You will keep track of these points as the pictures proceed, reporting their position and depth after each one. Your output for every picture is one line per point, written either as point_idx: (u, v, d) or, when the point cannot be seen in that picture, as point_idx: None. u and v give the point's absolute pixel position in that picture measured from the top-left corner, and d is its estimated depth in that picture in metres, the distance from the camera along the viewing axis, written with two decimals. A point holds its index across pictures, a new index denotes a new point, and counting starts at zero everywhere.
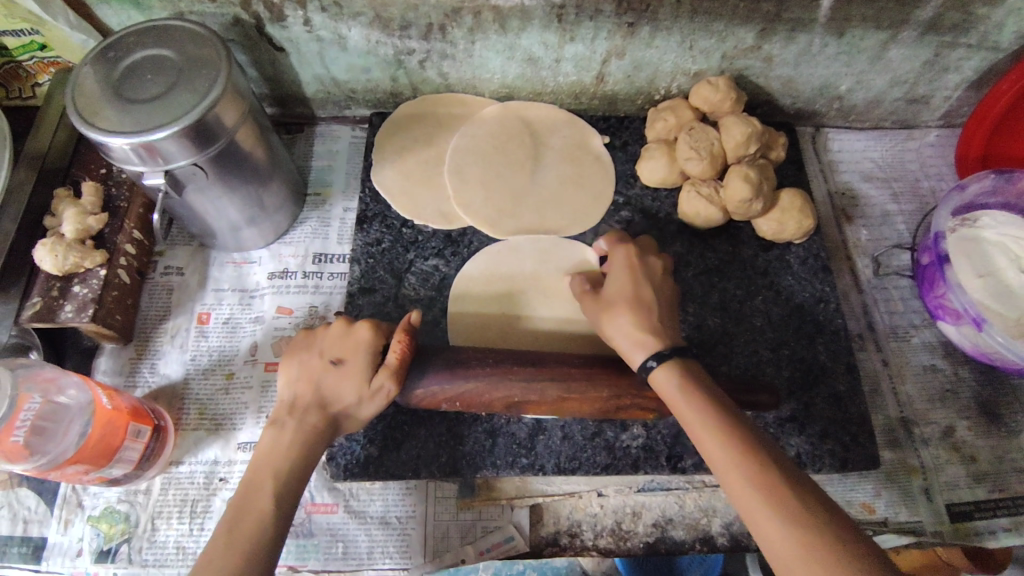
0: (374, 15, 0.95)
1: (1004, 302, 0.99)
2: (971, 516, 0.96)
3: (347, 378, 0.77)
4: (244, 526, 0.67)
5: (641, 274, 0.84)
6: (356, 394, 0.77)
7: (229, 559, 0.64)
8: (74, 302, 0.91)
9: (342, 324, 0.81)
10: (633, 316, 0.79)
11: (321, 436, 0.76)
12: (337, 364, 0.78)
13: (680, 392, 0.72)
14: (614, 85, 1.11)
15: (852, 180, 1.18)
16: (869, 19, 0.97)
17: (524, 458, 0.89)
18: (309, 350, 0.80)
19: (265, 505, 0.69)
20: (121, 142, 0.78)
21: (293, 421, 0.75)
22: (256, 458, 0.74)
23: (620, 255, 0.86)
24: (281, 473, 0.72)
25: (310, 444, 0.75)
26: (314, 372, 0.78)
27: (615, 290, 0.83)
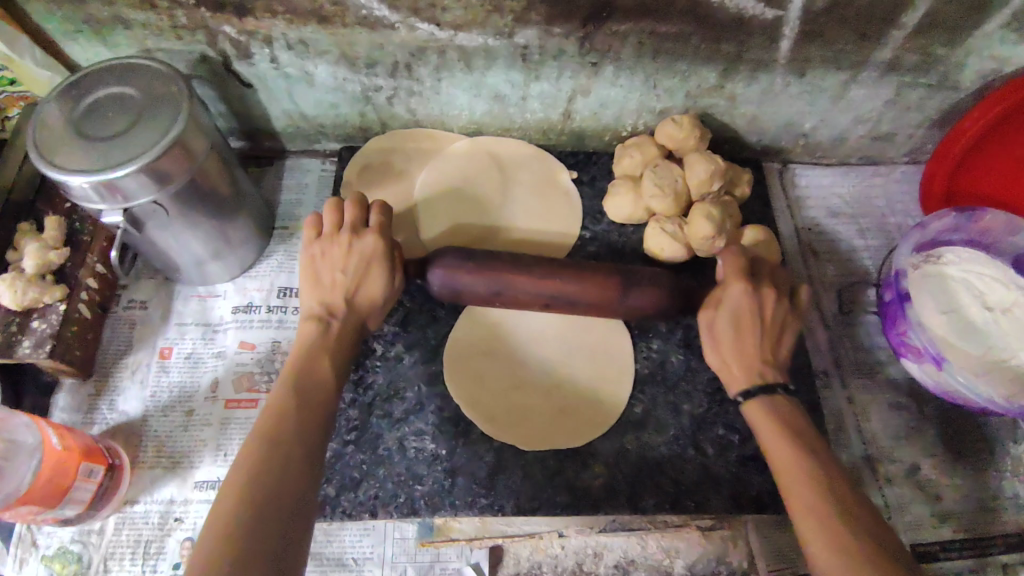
0: (341, 53, 0.96)
1: (968, 339, 0.99)
2: (936, 557, 0.96)
3: (374, 277, 0.84)
4: (315, 394, 0.75)
5: (754, 320, 0.84)
6: (384, 287, 0.84)
7: (306, 418, 0.72)
8: (32, 337, 0.90)
9: (349, 233, 0.85)
10: (749, 365, 0.82)
11: (357, 330, 0.83)
12: (361, 265, 0.83)
13: (767, 419, 0.78)
14: (581, 122, 1.12)
15: (819, 217, 1.19)
16: (828, 60, 1.00)
17: (483, 498, 0.88)
18: (332, 260, 0.83)
19: (329, 374, 0.77)
20: (80, 181, 0.78)
21: (335, 321, 0.81)
22: (303, 347, 0.79)
23: (740, 292, 0.85)
24: (335, 354, 0.80)
25: (352, 338, 0.82)
26: (342, 281, 0.82)
27: (729, 331, 0.84)
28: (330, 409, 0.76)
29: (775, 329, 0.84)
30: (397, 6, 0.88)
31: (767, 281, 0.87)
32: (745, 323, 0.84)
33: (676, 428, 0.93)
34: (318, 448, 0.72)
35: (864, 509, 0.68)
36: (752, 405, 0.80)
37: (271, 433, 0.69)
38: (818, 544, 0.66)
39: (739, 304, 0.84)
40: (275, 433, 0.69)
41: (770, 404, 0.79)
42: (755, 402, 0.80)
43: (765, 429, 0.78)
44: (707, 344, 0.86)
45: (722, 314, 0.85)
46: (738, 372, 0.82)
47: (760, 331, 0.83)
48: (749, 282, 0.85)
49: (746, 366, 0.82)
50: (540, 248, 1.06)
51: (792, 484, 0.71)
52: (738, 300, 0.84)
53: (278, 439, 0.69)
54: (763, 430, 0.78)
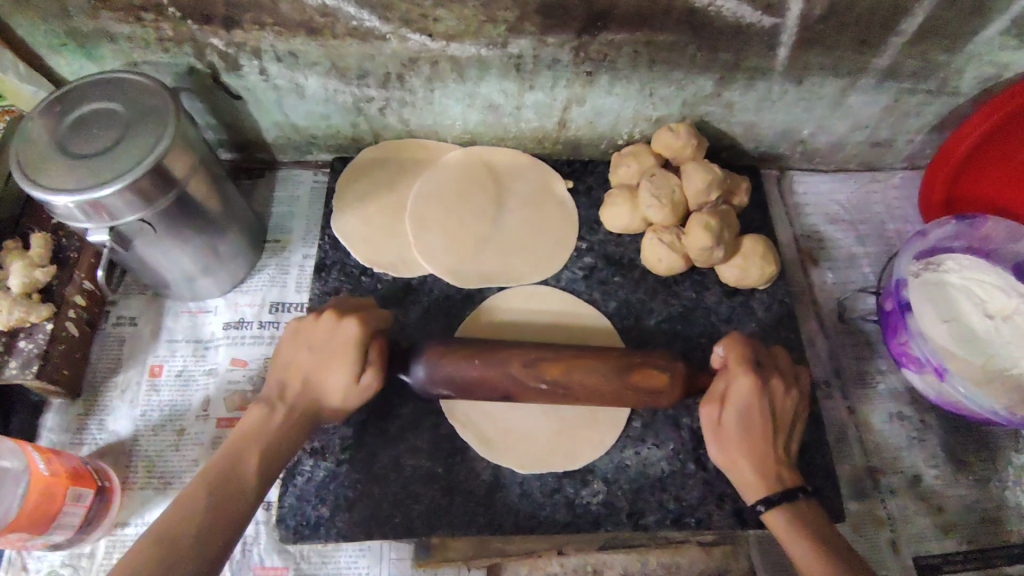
0: (331, 65, 0.94)
1: (970, 349, 0.98)
2: (939, 569, 0.95)
3: (337, 368, 0.79)
4: (227, 495, 0.70)
5: (761, 417, 0.80)
6: (344, 386, 0.79)
7: (206, 523, 0.67)
8: (19, 358, 0.88)
9: (331, 316, 0.81)
10: (759, 465, 0.79)
11: (305, 421, 0.79)
12: (325, 354, 0.80)
13: (795, 534, 0.75)
14: (577, 131, 1.11)
15: (818, 224, 1.18)
16: (827, 67, 0.98)
17: (481, 517, 0.86)
18: (299, 344, 0.81)
19: (249, 479, 0.72)
20: (65, 200, 0.76)
21: (283, 406, 0.78)
22: (241, 436, 0.76)
23: (746, 387, 0.80)
24: (268, 452, 0.75)
25: (298, 430, 0.78)
26: (304, 363, 0.80)
27: (735, 432, 0.80)
28: (241, 513, 0.70)
29: (782, 423, 0.81)
30: (387, 17, 0.87)
31: (772, 369, 0.83)
32: (752, 420, 0.80)
33: (676, 442, 0.92)
34: (208, 558, 0.66)
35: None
36: (773, 517, 0.77)
37: (165, 533, 0.65)
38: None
39: (745, 399, 0.80)
40: (168, 533, 0.65)
41: (792, 512, 0.77)
42: (776, 510, 0.77)
43: (797, 545, 0.75)
44: (713, 441, 0.82)
45: (729, 411, 0.81)
46: (751, 474, 0.79)
47: (767, 428, 0.80)
48: (755, 377, 0.80)
49: (758, 464, 0.79)
50: (537, 260, 1.04)
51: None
52: (745, 396, 0.80)
53: (172, 538, 0.65)
54: (793, 545, 0.75)
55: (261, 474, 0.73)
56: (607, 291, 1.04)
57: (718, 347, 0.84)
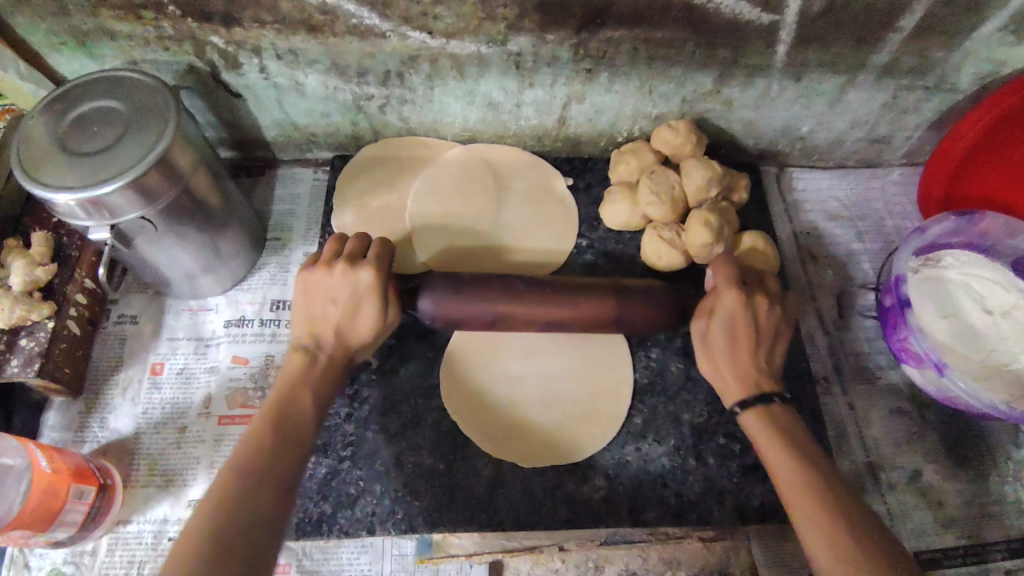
0: (331, 62, 0.95)
1: (968, 344, 0.99)
2: (939, 564, 0.95)
3: (363, 315, 0.81)
4: (288, 431, 0.72)
5: (747, 329, 0.82)
6: (375, 323, 0.81)
7: (277, 452, 0.69)
8: (20, 356, 0.88)
9: (343, 264, 0.81)
10: (742, 370, 0.82)
11: (340, 365, 0.81)
12: (349, 299, 0.81)
13: (765, 433, 0.77)
14: (576, 128, 1.11)
15: (817, 221, 1.18)
16: (825, 64, 0.98)
17: (483, 513, 0.87)
18: (322, 294, 0.82)
19: (306, 411, 0.75)
20: (66, 197, 0.77)
21: (321, 357, 0.80)
22: (285, 380, 0.77)
23: (733, 301, 0.83)
24: (317, 389, 0.77)
25: (335, 375, 0.80)
26: (331, 316, 0.81)
27: (721, 342, 0.83)
28: (304, 447, 0.72)
29: (766, 335, 0.84)
30: (387, 15, 0.87)
31: (758, 287, 0.85)
32: (737, 332, 0.82)
33: (676, 438, 0.92)
34: (286, 482, 0.68)
35: (853, 500, 0.68)
36: (748, 416, 0.79)
37: (236, 469, 0.67)
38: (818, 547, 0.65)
39: (733, 313, 0.83)
40: (242, 463, 0.67)
41: (766, 415, 0.79)
42: (751, 412, 0.79)
43: (763, 440, 0.76)
44: (705, 358, 0.84)
45: (716, 321, 0.83)
46: (736, 383, 0.81)
47: (753, 340, 0.82)
48: (740, 290, 0.83)
49: (740, 373, 0.82)
50: (537, 260, 1.05)
51: (792, 489, 0.71)
52: (732, 309, 0.83)
53: (242, 474, 0.66)
54: (760, 439, 0.77)
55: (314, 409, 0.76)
56: None
57: (709, 271, 0.88)
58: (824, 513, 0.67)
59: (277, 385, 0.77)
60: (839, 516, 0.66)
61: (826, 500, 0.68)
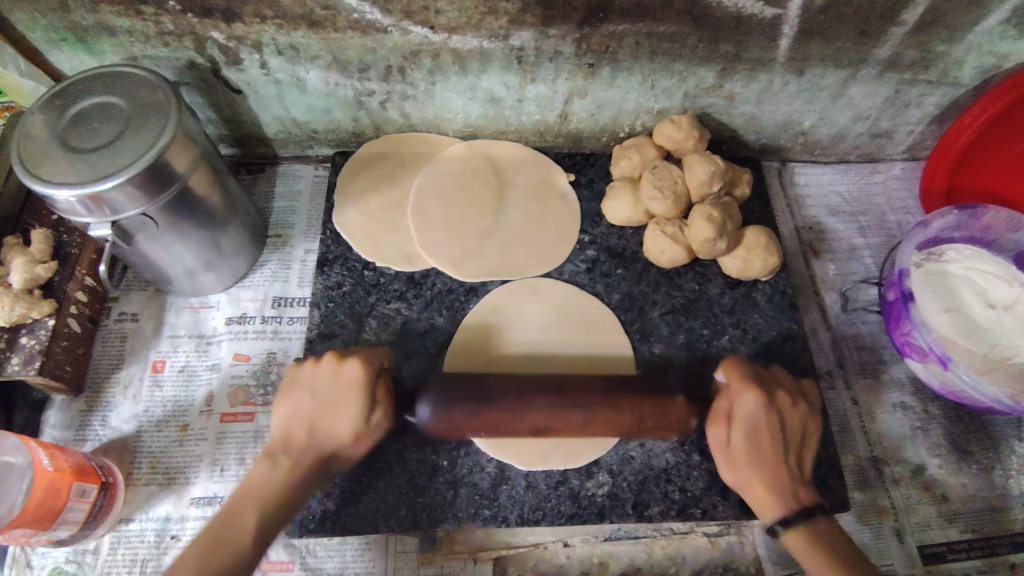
0: (332, 58, 0.94)
1: (972, 338, 0.98)
2: (943, 557, 0.95)
3: (341, 416, 0.76)
4: (220, 554, 0.68)
5: (767, 429, 0.78)
6: (352, 429, 0.76)
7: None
8: (21, 354, 0.88)
9: (331, 361, 0.78)
10: (767, 475, 0.77)
11: (313, 474, 0.75)
12: (328, 402, 0.76)
13: (812, 554, 0.73)
14: (578, 124, 1.11)
15: (819, 215, 1.18)
16: (828, 58, 0.98)
17: (487, 509, 0.86)
18: (300, 390, 0.77)
19: (248, 534, 0.70)
20: (66, 193, 0.76)
21: (289, 460, 0.74)
22: (241, 490, 0.73)
23: (750, 404, 0.79)
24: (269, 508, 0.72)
25: (299, 485, 0.74)
26: (307, 413, 0.76)
27: (744, 450, 0.78)
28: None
29: (793, 439, 0.79)
30: (389, 10, 0.86)
31: (775, 384, 0.82)
32: (761, 437, 0.78)
33: (680, 433, 0.92)
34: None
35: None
36: (790, 538, 0.75)
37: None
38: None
39: (753, 417, 0.78)
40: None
41: (809, 532, 0.74)
42: (795, 533, 0.75)
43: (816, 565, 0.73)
44: (732, 465, 0.79)
45: (737, 428, 0.79)
46: (765, 493, 0.77)
47: (776, 443, 0.78)
48: (758, 390, 0.79)
49: (773, 486, 0.77)
50: (540, 254, 1.04)
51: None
52: (754, 411, 0.78)
53: None
54: (808, 563, 0.74)
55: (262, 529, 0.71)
56: (610, 283, 1.04)
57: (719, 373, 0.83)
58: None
59: (232, 496, 0.73)
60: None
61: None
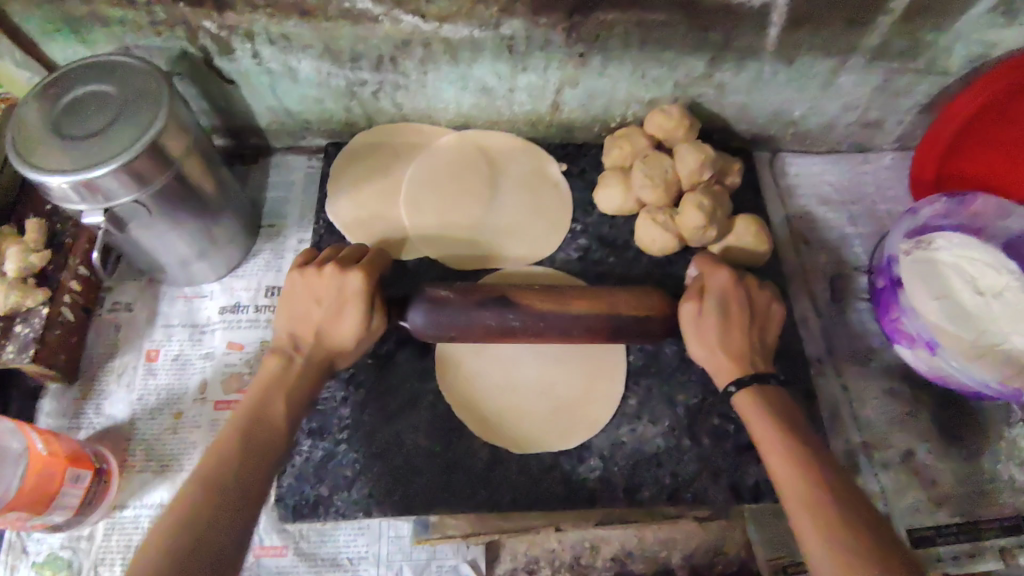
0: (323, 47, 0.95)
1: (961, 324, 0.99)
2: (932, 541, 0.96)
3: (344, 320, 0.83)
4: (260, 434, 0.74)
5: (737, 305, 0.84)
6: (356, 330, 0.83)
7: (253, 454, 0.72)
8: (15, 342, 0.88)
9: (332, 267, 0.84)
10: (736, 344, 0.82)
11: (321, 371, 0.82)
12: (331, 306, 0.83)
13: (759, 415, 0.78)
14: (570, 114, 1.11)
15: (810, 205, 1.19)
16: (817, 47, 0.99)
17: (479, 494, 0.87)
18: (303, 296, 0.84)
19: (282, 412, 0.77)
20: (59, 180, 0.77)
21: (300, 355, 0.82)
22: (262, 380, 0.79)
23: (722, 279, 0.85)
24: (293, 393, 0.79)
25: (313, 379, 0.81)
26: (313, 316, 0.83)
27: (716, 322, 0.83)
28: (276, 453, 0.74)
29: (757, 316, 0.85)
30: None
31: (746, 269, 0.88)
32: (730, 308, 0.83)
33: (671, 419, 0.93)
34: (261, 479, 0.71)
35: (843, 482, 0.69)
36: (742, 395, 0.80)
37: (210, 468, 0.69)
38: (803, 531, 0.67)
39: (726, 291, 0.84)
40: (215, 473, 0.69)
41: (760, 395, 0.79)
42: (748, 391, 0.80)
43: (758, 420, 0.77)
44: (699, 338, 0.84)
45: (709, 298, 0.84)
46: (727, 359, 0.82)
47: (745, 319, 0.84)
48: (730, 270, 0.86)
49: (733, 353, 0.82)
50: (532, 243, 1.05)
51: (784, 473, 0.71)
52: (723, 285, 0.85)
53: (201, 481, 0.68)
54: (753, 424, 0.78)
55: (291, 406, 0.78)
56: (602, 272, 1.05)
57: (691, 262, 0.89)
58: (811, 494, 0.68)
59: (254, 387, 0.79)
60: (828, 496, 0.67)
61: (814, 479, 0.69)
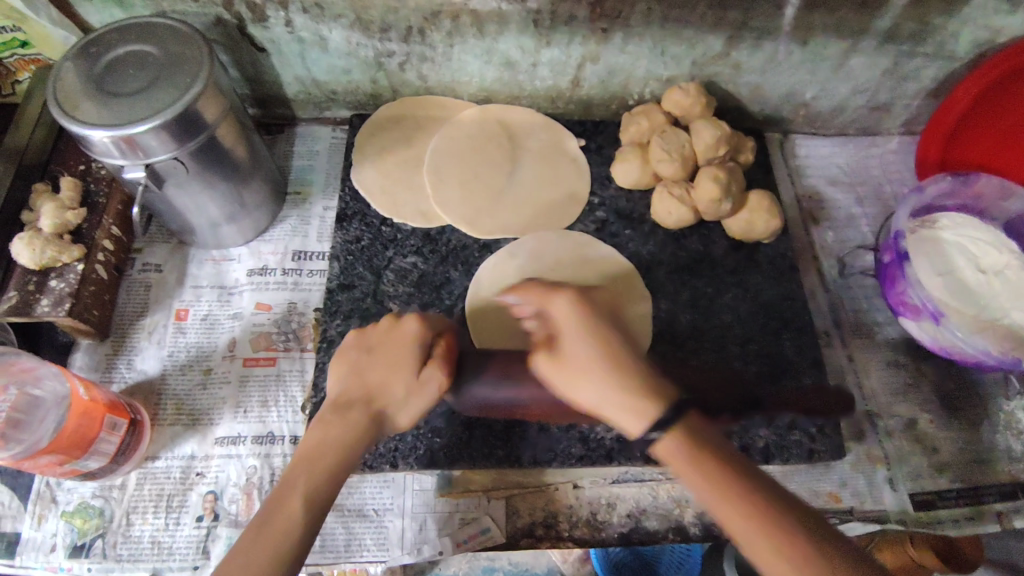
0: (355, 17, 0.97)
1: (964, 300, 1.03)
2: (933, 505, 0.99)
3: (397, 372, 0.76)
4: (278, 517, 0.64)
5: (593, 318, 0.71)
6: (409, 387, 0.76)
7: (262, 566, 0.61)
8: (51, 296, 0.90)
9: (388, 319, 0.81)
10: (612, 369, 0.67)
11: (368, 431, 0.72)
12: (385, 361, 0.76)
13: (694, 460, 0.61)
14: (589, 90, 1.15)
15: (819, 185, 1.22)
16: (831, 28, 1.02)
17: (501, 449, 0.90)
18: (357, 349, 0.78)
19: (300, 503, 0.65)
20: (102, 134, 0.79)
21: (347, 413, 0.73)
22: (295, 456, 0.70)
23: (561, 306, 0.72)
24: (318, 463, 0.68)
25: (354, 439, 0.71)
26: (360, 365, 0.76)
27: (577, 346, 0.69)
28: (294, 546, 0.63)
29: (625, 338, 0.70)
30: None
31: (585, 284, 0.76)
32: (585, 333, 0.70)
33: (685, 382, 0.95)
34: None
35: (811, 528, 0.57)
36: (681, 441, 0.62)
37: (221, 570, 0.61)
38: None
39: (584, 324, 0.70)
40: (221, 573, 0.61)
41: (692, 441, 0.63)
42: (673, 435, 0.63)
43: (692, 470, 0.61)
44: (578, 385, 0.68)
45: (566, 342, 0.70)
46: (631, 399, 0.65)
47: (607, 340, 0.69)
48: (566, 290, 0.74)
49: (623, 386, 0.66)
50: (556, 213, 1.08)
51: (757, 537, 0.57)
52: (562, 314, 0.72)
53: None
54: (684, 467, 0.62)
55: (315, 495, 0.67)
56: (618, 242, 1.08)
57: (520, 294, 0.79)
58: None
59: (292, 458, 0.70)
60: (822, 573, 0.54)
61: (801, 550, 0.55)
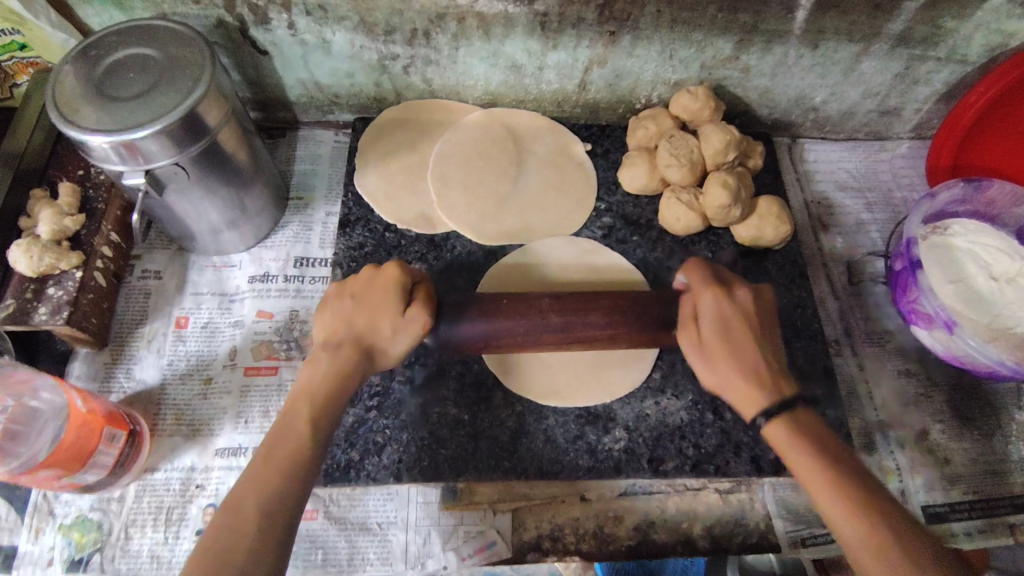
0: (359, 19, 0.96)
1: (977, 308, 1.01)
2: (945, 517, 0.98)
3: (382, 312, 0.74)
4: (281, 448, 0.66)
5: (738, 317, 0.75)
6: (396, 328, 0.75)
7: (274, 491, 0.63)
8: (48, 304, 0.89)
9: (370, 267, 0.78)
10: (746, 367, 0.72)
11: (359, 368, 0.73)
12: (369, 302, 0.75)
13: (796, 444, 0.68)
14: (596, 94, 1.13)
15: (828, 190, 1.20)
16: (842, 32, 1.01)
17: (506, 461, 0.88)
18: (341, 296, 0.77)
19: (303, 435, 0.67)
20: (102, 140, 0.77)
21: (336, 353, 0.72)
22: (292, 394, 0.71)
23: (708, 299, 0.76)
24: (316, 398, 0.70)
25: (346, 376, 0.72)
26: (344, 311, 0.75)
27: (713, 333, 0.74)
28: (302, 469, 0.66)
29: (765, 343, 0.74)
30: None
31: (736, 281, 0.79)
32: (732, 331, 0.74)
33: (694, 393, 0.94)
34: (288, 504, 0.64)
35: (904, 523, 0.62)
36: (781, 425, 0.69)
37: (235, 492, 0.64)
38: None
39: (728, 318, 0.75)
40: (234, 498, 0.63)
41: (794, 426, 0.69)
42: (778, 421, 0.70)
43: (795, 452, 0.68)
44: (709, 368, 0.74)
45: (701, 323, 0.76)
46: (746, 386, 0.71)
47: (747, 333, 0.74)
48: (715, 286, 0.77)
49: (754, 376, 0.72)
50: (559, 219, 1.06)
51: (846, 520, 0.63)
52: (709, 305, 0.76)
53: (241, 500, 0.63)
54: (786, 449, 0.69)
55: (316, 427, 0.69)
56: (626, 249, 1.06)
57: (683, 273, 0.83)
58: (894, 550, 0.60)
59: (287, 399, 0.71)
60: (913, 554, 0.59)
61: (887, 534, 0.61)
